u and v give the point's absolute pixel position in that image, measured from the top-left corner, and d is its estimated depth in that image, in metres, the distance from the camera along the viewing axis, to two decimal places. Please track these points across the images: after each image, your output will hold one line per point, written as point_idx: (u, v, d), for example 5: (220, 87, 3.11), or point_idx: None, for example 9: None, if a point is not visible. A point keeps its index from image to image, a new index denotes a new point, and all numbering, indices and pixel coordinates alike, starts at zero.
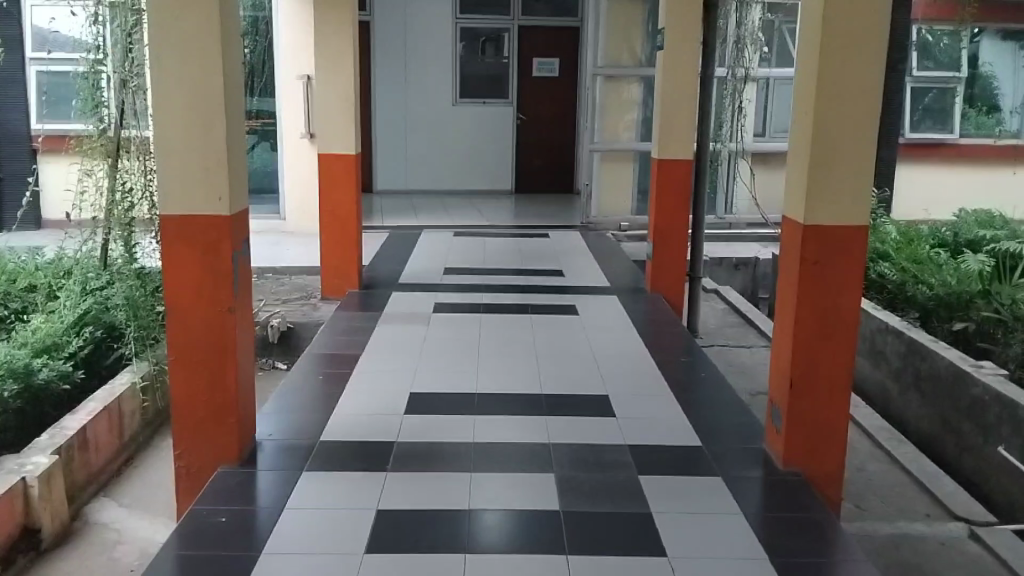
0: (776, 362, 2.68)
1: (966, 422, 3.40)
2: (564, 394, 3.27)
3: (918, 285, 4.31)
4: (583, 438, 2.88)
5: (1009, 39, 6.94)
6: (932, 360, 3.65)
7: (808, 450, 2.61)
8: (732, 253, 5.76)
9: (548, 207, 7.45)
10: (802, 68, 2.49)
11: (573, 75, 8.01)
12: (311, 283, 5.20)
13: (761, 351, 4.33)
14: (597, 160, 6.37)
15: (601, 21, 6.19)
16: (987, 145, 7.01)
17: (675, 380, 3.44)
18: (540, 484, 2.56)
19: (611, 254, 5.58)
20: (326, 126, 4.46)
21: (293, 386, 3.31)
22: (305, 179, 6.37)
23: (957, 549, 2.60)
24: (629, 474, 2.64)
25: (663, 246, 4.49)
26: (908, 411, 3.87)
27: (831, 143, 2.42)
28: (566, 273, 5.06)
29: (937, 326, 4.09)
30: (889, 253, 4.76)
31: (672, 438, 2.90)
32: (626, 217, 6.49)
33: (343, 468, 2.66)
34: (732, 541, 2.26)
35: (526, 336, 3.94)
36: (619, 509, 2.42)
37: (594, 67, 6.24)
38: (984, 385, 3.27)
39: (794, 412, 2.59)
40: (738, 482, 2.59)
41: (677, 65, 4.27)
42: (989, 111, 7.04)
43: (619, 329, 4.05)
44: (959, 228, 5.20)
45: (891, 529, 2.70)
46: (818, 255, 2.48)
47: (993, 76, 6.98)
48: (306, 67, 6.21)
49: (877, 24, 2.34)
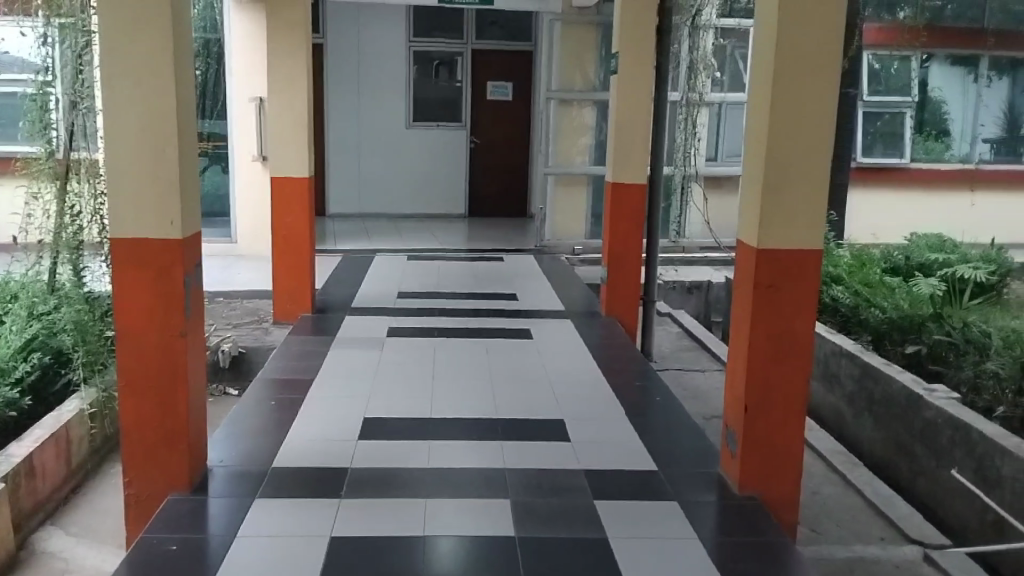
0: (730, 386, 2.71)
1: (919, 446, 3.46)
2: (519, 419, 3.27)
3: (870, 308, 4.39)
4: (536, 463, 2.88)
5: (957, 65, 7.16)
6: (885, 384, 3.71)
7: (763, 473, 2.63)
8: (685, 277, 5.83)
9: (502, 230, 7.49)
10: (754, 96, 2.53)
11: (527, 99, 8.04)
12: (263, 306, 5.13)
13: (714, 374, 4.38)
14: (551, 184, 6.43)
15: (554, 45, 6.25)
16: (935, 170, 7.19)
17: (626, 404, 3.45)
18: (494, 509, 2.54)
19: (566, 277, 5.62)
20: (280, 149, 4.42)
21: (244, 412, 3.25)
22: (258, 202, 6.31)
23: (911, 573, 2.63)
24: (584, 498, 2.63)
25: (618, 271, 4.52)
26: (861, 434, 3.93)
27: (784, 170, 2.46)
28: (520, 296, 5.08)
29: (888, 349, 4.16)
30: (842, 276, 4.85)
31: (626, 462, 2.91)
32: (580, 241, 6.54)
33: (294, 494, 2.62)
34: (688, 566, 2.26)
35: (483, 360, 3.94)
36: (576, 534, 2.41)
37: (549, 91, 6.28)
38: (936, 408, 3.33)
39: (749, 436, 2.61)
40: (693, 506, 2.60)
41: (631, 89, 4.32)
42: (938, 136, 7.24)
43: (576, 352, 4.07)
44: (910, 251, 5.30)
45: (847, 554, 2.71)
46: (772, 278, 2.52)
47: (942, 100, 7.17)
48: (259, 90, 6.16)
49: (829, 54, 2.40)
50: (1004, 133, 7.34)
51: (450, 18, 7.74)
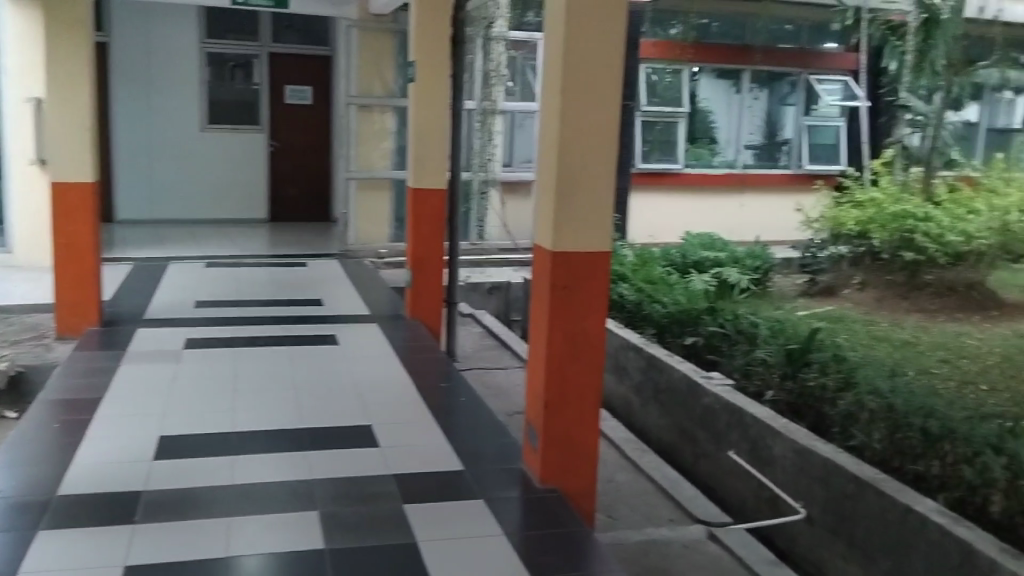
0: (531, 384, 2.88)
1: (700, 431, 3.82)
2: (326, 428, 3.26)
3: (653, 304, 4.76)
4: (344, 473, 2.89)
5: (722, 78, 7.88)
6: (668, 373, 4.07)
7: (561, 467, 2.82)
8: (486, 278, 6.02)
9: (305, 234, 7.34)
10: (545, 109, 2.71)
11: (326, 103, 7.93)
12: (41, 321, 4.72)
13: (515, 371, 4.58)
14: (353, 188, 6.40)
15: (352, 51, 6.24)
16: (706, 175, 7.94)
17: (434, 406, 3.54)
18: (302, 524, 2.53)
19: (370, 282, 5.63)
20: (59, 152, 4.09)
21: (22, 436, 3.00)
22: (32, 209, 5.76)
23: (697, 550, 2.89)
24: (391, 504, 2.68)
25: (420, 276, 4.61)
26: (649, 422, 4.27)
27: (574, 178, 2.65)
28: (324, 303, 5.03)
29: (670, 341, 4.52)
30: (627, 275, 5.24)
31: (434, 465, 2.99)
32: (384, 245, 6.56)
33: (83, 525, 2.46)
34: (494, 562, 2.38)
35: (287, 370, 3.87)
36: (385, 542, 2.45)
37: (348, 96, 6.26)
38: (713, 395, 3.70)
39: (548, 431, 2.79)
40: (498, 503, 2.74)
41: (427, 100, 4.44)
42: (708, 143, 7.98)
43: (383, 358, 4.10)
44: (685, 249, 5.77)
45: (640, 536, 2.94)
46: (565, 281, 2.70)
47: (709, 111, 7.90)
48: (36, 89, 5.64)
49: (612, 69, 2.62)
50: (764, 140, 8.17)
51: (244, 19, 7.49)
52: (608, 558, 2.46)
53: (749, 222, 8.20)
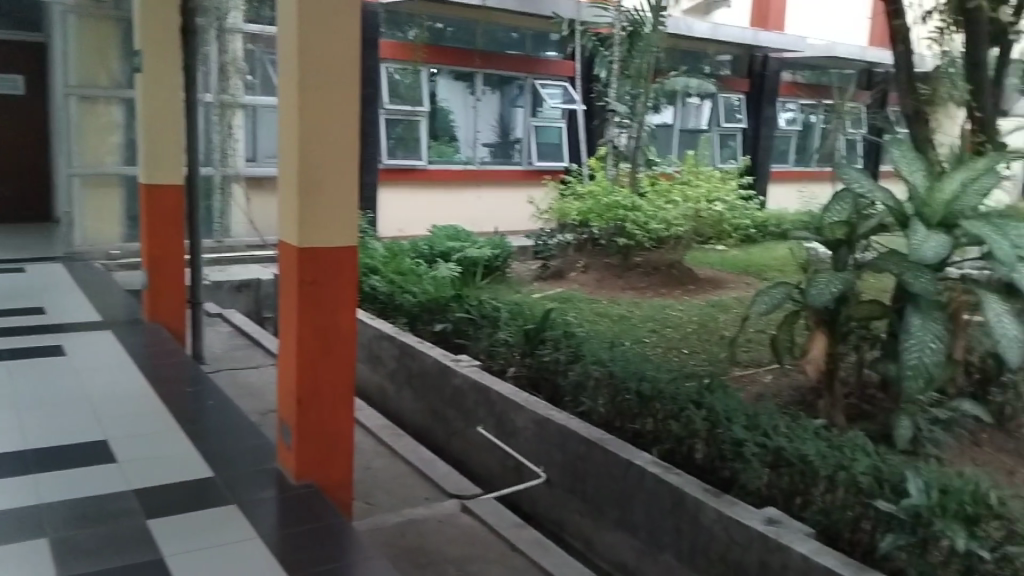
0: (282, 382, 2.89)
1: (450, 410, 4.02)
2: (57, 447, 3.03)
3: (403, 294, 4.90)
4: (80, 493, 2.72)
5: (460, 80, 8.18)
6: (420, 359, 4.23)
7: (317, 460, 2.87)
8: (232, 276, 5.82)
9: (21, 237, 6.62)
10: (283, 104, 2.72)
11: (39, 92, 7.17)
12: None
13: (267, 370, 4.50)
14: (76, 185, 5.88)
15: (68, 39, 5.73)
16: (449, 170, 8.24)
17: (180, 413, 3.41)
18: (32, 553, 2.35)
19: (101, 285, 5.23)
20: None
21: None
22: None
23: (452, 523, 3.07)
24: (134, 521, 2.57)
25: (159, 278, 4.38)
26: (403, 406, 4.42)
27: (317, 172, 2.69)
28: (48, 310, 4.60)
29: (420, 328, 4.74)
30: (377, 266, 5.34)
31: (182, 475, 2.90)
32: (116, 245, 6.10)
33: None
34: (250, 565, 2.38)
35: (5, 387, 3.52)
36: (129, 559, 2.36)
37: (65, 87, 5.73)
38: (462, 376, 3.91)
39: (302, 426, 2.82)
40: (253, 505, 2.73)
41: (156, 90, 4.22)
42: (449, 141, 8.27)
43: (120, 366, 3.85)
44: (432, 241, 5.93)
45: (397, 518, 3.07)
46: (312, 276, 2.74)
47: (449, 110, 8.20)
48: None
49: (347, 66, 2.69)
50: (498, 138, 8.63)
51: None
52: (366, 544, 2.55)
53: (487, 214, 8.66)
